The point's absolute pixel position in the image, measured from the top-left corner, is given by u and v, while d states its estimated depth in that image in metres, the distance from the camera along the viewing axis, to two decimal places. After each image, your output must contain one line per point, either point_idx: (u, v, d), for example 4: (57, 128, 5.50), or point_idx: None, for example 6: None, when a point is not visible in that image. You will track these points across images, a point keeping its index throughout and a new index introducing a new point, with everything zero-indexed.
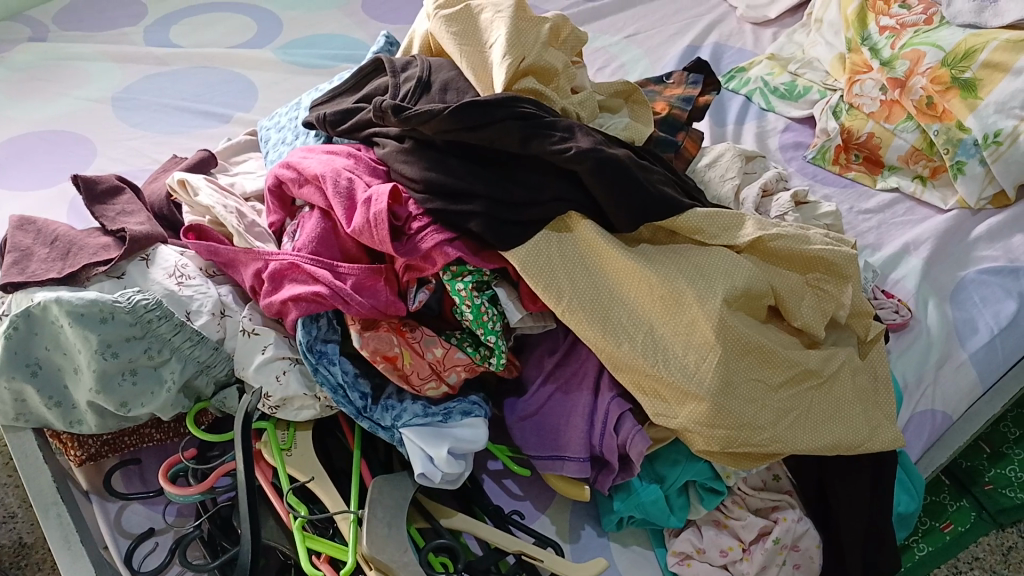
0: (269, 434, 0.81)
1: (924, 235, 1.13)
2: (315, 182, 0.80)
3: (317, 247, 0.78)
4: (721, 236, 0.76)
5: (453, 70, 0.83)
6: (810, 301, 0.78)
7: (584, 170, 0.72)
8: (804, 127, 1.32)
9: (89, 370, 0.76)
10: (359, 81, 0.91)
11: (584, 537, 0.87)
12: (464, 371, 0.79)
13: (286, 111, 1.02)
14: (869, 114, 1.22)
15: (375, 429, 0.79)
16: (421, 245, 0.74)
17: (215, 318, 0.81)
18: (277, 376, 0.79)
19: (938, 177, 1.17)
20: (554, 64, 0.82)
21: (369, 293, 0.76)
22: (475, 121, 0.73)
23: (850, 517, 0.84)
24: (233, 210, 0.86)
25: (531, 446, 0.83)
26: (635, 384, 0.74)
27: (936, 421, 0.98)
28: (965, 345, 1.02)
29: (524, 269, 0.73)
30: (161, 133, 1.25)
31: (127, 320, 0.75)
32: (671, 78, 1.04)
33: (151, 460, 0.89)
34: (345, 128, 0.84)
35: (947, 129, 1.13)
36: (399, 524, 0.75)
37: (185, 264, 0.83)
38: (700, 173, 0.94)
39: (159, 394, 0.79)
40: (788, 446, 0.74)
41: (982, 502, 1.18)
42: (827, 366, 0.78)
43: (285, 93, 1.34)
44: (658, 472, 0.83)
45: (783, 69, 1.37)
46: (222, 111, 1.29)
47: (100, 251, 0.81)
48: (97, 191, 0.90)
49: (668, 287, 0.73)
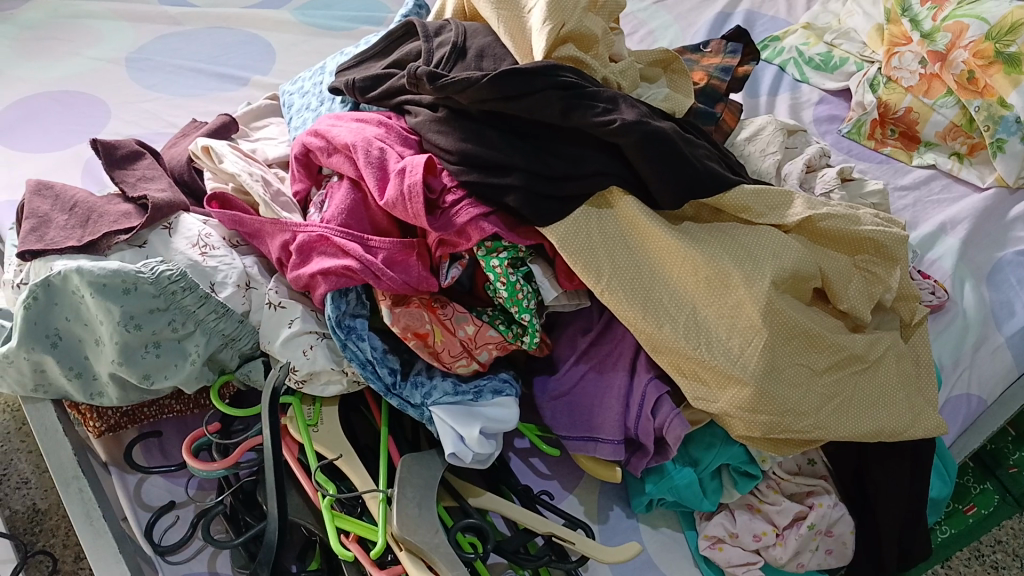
0: (295, 409, 0.79)
1: (961, 215, 1.09)
2: (345, 152, 0.77)
3: (347, 219, 0.75)
4: (770, 215, 0.73)
5: (489, 36, 0.79)
6: (857, 283, 0.75)
7: (628, 143, 0.69)
8: (838, 99, 1.28)
9: (110, 342, 0.74)
10: (388, 45, 0.88)
11: (613, 518, 0.85)
12: (495, 349, 0.77)
13: (309, 75, 0.99)
14: (907, 88, 1.18)
15: (404, 406, 0.77)
16: (456, 219, 0.71)
17: (240, 290, 0.79)
18: (304, 350, 0.77)
19: (976, 155, 1.14)
20: (595, 30, 0.78)
21: (401, 268, 0.74)
22: (514, 90, 0.70)
23: (888, 504, 0.82)
24: (258, 178, 0.82)
25: (561, 426, 0.80)
26: (675, 366, 0.72)
27: (971, 406, 0.96)
28: (1002, 328, 1.00)
29: (563, 246, 0.71)
30: (176, 95, 1.21)
31: (150, 291, 0.73)
32: (708, 47, 1.01)
33: (172, 433, 0.87)
34: (375, 95, 0.81)
35: (987, 105, 1.09)
36: (429, 505, 0.73)
37: (208, 233, 0.80)
38: (738, 147, 0.91)
39: (183, 367, 0.77)
40: (831, 433, 0.72)
41: (1006, 485, 1.13)
42: (873, 351, 0.76)
43: (303, 57, 1.30)
44: (692, 455, 0.81)
45: (818, 39, 1.33)
46: (239, 73, 1.25)
47: (120, 219, 0.79)
48: (116, 156, 0.87)
49: (713, 268, 0.70)
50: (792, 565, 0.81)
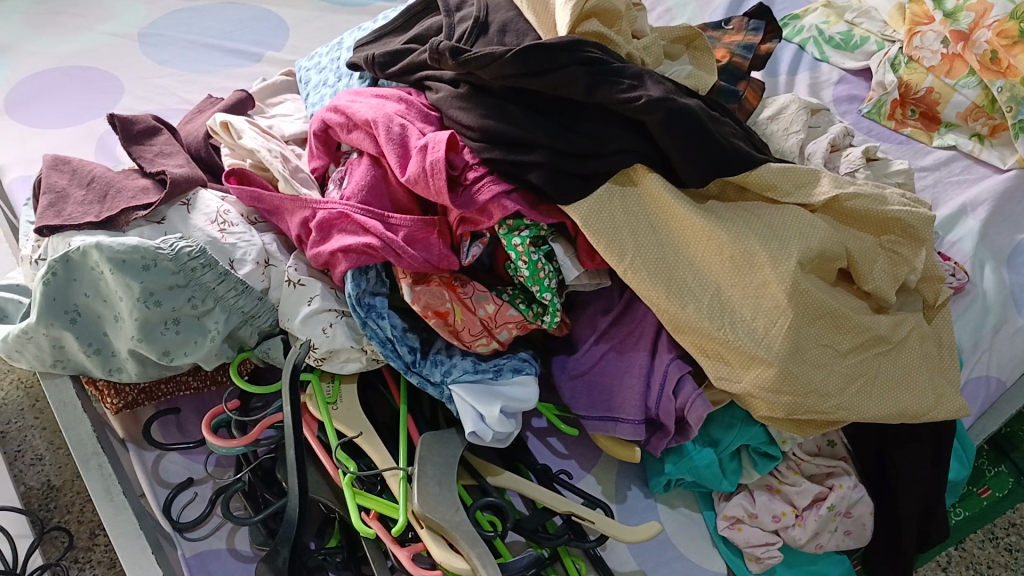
0: (314, 387, 0.78)
1: (982, 197, 1.08)
2: (365, 128, 0.76)
3: (367, 196, 0.74)
4: (796, 193, 0.72)
5: (511, 10, 0.78)
6: (882, 264, 0.75)
7: (654, 121, 0.68)
8: (858, 79, 1.27)
9: (129, 318, 0.74)
10: (408, 20, 0.87)
11: (631, 498, 0.85)
12: (515, 329, 0.76)
13: (326, 50, 0.98)
14: (929, 68, 1.16)
15: (424, 384, 0.77)
16: (478, 197, 0.71)
17: (260, 267, 0.78)
18: (323, 328, 0.77)
19: (996, 136, 1.14)
20: (619, 5, 0.77)
21: (422, 246, 0.73)
22: (538, 66, 0.69)
23: (908, 486, 0.82)
24: (277, 154, 0.82)
25: (580, 406, 0.80)
26: (697, 347, 0.71)
27: (990, 389, 0.95)
28: (1022, 311, 0.99)
29: (586, 224, 0.70)
30: (190, 71, 1.20)
31: (169, 267, 0.72)
32: (729, 24, 1.00)
33: (189, 411, 0.86)
34: (394, 70, 0.80)
35: (1010, 86, 1.08)
36: (449, 483, 0.73)
37: (227, 210, 0.80)
38: (761, 125, 0.90)
39: (203, 343, 0.77)
40: (854, 414, 0.72)
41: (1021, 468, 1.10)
42: (897, 332, 0.75)
43: (317, 33, 1.29)
44: (711, 436, 0.80)
45: (839, 18, 1.32)
46: (253, 49, 1.24)
47: (139, 195, 0.78)
48: (133, 131, 0.86)
49: (739, 247, 0.69)
50: (811, 546, 0.81)
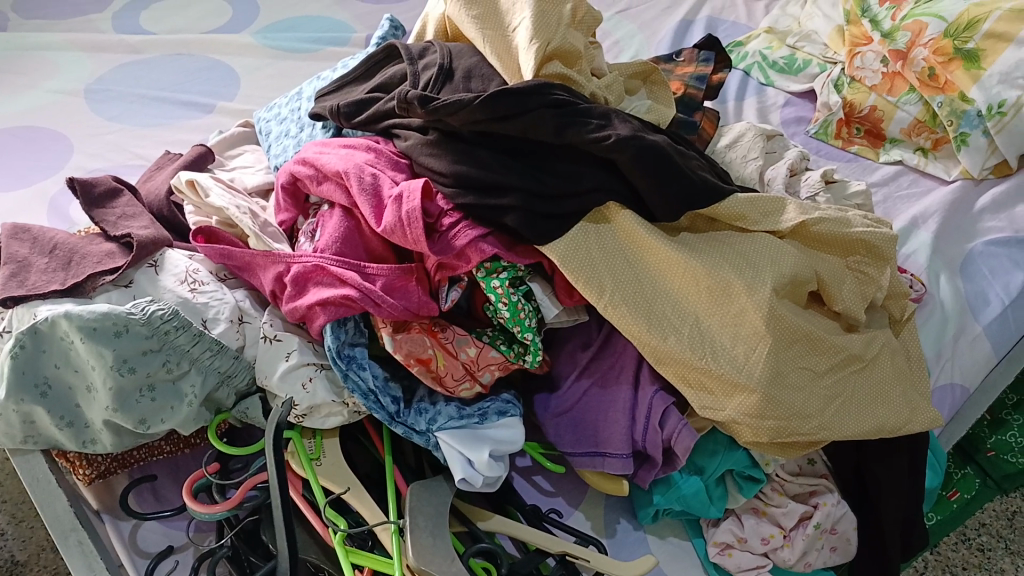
0: (296, 443, 0.77)
1: (932, 210, 1.11)
2: (336, 179, 0.76)
3: (342, 247, 0.74)
4: (764, 222, 0.74)
5: (474, 57, 0.79)
6: (851, 284, 0.77)
7: (623, 158, 0.69)
8: (804, 101, 1.31)
9: (103, 388, 0.72)
10: (369, 69, 0.87)
11: (620, 531, 0.85)
12: (497, 370, 0.76)
13: (285, 101, 0.98)
14: (870, 87, 1.21)
15: (409, 434, 0.76)
16: (455, 242, 0.71)
17: (234, 326, 0.77)
18: (303, 384, 0.76)
19: (940, 149, 1.17)
20: (577, 46, 0.78)
21: (400, 294, 0.73)
22: (507, 110, 0.70)
23: (889, 499, 0.84)
24: (246, 211, 0.81)
25: (566, 442, 0.80)
26: (679, 377, 0.72)
27: (955, 396, 0.98)
28: (979, 318, 1.02)
29: (564, 263, 0.70)
30: (140, 125, 1.19)
31: (142, 332, 0.71)
32: (680, 56, 1.03)
33: (165, 476, 0.84)
34: (361, 120, 0.80)
35: (950, 101, 1.12)
36: (442, 532, 0.72)
37: (196, 269, 0.79)
38: (720, 154, 0.92)
39: (180, 408, 0.75)
40: (835, 434, 0.73)
41: (986, 469, 1.15)
42: (869, 350, 0.77)
43: (268, 80, 1.28)
44: (696, 464, 0.81)
45: (781, 43, 1.36)
46: (204, 100, 1.23)
47: (105, 259, 0.77)
48: (94, 194, 0.84)
49: (715, 278, 0.71)
50: (800, 565, 0.82)
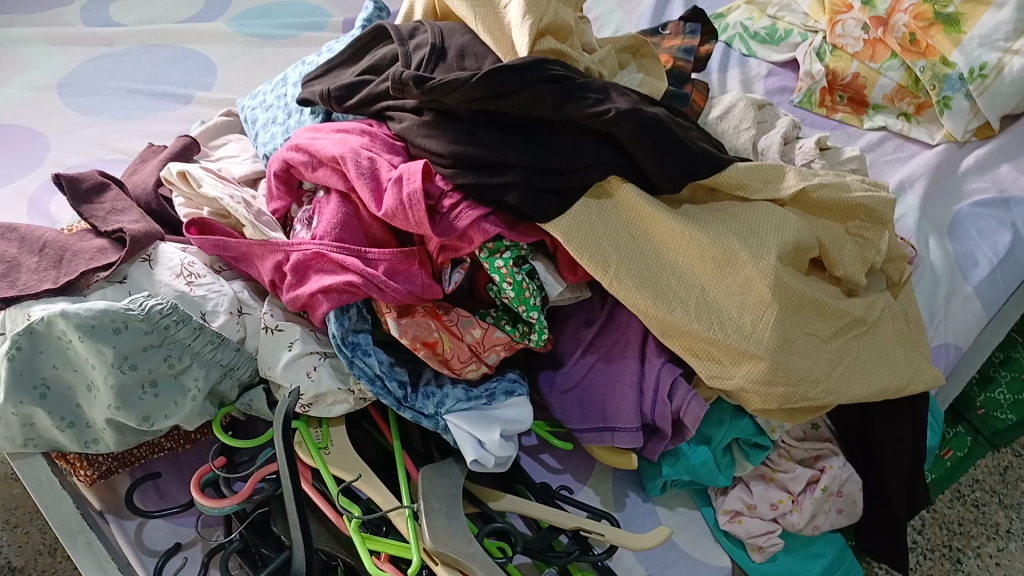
0: (303, 433, 0.76)
1: (917, 173, 1.12)
2: (332, 164, 0.74)
3: (341, 233, 0.73)
4: (764, 190, 0.74)
5: (466, 35, 0.78)
6: (851, 249, 0.77)
7: (624, 132, 0.69)
8: (786, 71, 1.31)
9: (105, 386, 0.70)
10: (357, 50, 0.86)
11: (629, 505, 0.85)
12: (503, 350, 0.76)
13: (270, 87, 0.96)
14: (852, 55, 1.21)
15: (418, 418, 0.75)
16: (457, 223, 0.70)
17: (233, 317, 0.76)
18: (308, 372, 0.75)
19: (922, 113, 1.18)
20: (569, 20, 0.78)
21: (403, 277, 0.72)
22: (504, 87, 0.69)
23: (892, 460, 0.85)
24: (240, 200, 0.79)
25: (573, 419, 0.80)
26: (686, 349, 0.72)
27: (950, 356, 0.99)
28: (969, 278, 1.02)
29: (567, 240, 0.70)
30: (117, 119, 1.16)
31: (142, 328, 0.69)
32: (666, 29, 1.03)
33: (170, 473, 0.82)
34: (352, 103, 0.79)
35: (932, 65, 1.13)
36: (457, 514, 0.71)
37: (191, 262, 0.77)
38: (712, 125, 0.92)
39: (183, 403, 0.74)
40: (842, 397, 0.74)
41: (977, 427, 1.17)
42: (871, 313, 0.78)
43: (245, 68, 1.25)
44: (703, 433, 0.81)
45: (762, 13, 1.36)
46: (181, 91, 1.20)
47: (97, 255, 0.75)
48: (82, 190, 0.82)
49: (719, 247, 0.71)
50: (809, 529, 0.82)
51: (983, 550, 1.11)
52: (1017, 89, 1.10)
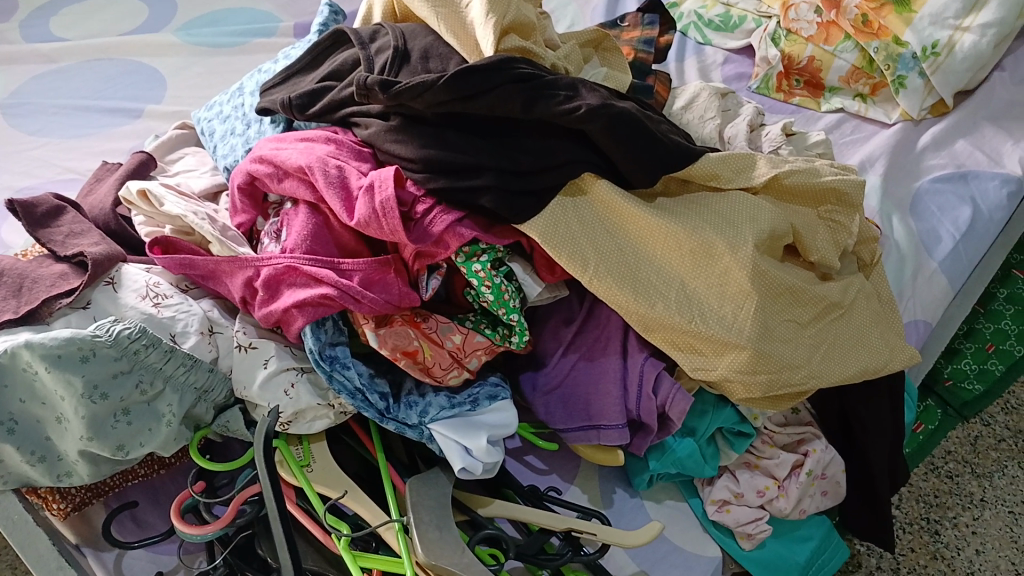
0: (284, 452, 0.74)
1: (878, 152, 1.13)
2: (299, 175, 0.73)
3: (312, 245, 0.71)
4: (737, 179, 0.74)
5: (429, 36, 0.76)
6: (824, 233, 0.78)
7: (596, 128, 0.68)
8: (742, 58, 1.32)
9: (75, 418, 0.68)
10: (316, 56, 0.84)
11: (617, 501, 0.85)
12: (484, 355, 0.75)
13: (226, 98, 0.94)
14: (807, 38, 1.22)
15: (402, 429, 0.74)
16: (432, 229, 0.69)
17: (205, 337, 0.74)
18: (286, 390, 0.73)
19: (878, 94, 1.19)
20: (532, 17, 0.77)
21: (380, 287, 0.71)
22: (472, 89, 0.68)
23: (874, 440, 0.86)
24: (204, 216, 0.77)
25: (558, 419, 0.80)
26: (669, 342, 0.72)
27: (920, 332, 1.00)
28: (934, 255, 1.04)
29: (545, 240, 0.69)
30: (66, 137, 1.12)
31: (111, 354, 0.67)
32: (625, 21, 1.02)
33: (147, 501, 0.80)
34: (316, 111, 0.77)
35: (885, 45, 1.14)
36: (448, 524, 0.70)
37: (156, 282, 0.75)
38: (677, 116, 0.92)
39: (159, 429, 0.71)
40: (824, 381, 0.74)
41: (946, 399, 1.18)
42: (847, 296, 0.78)
43: (196, 78, 1.22)
44: (688, 425, 0.81)
45: (715, 1, 1.36)
46: (131, 105, 1.16)
47: (58, 282, 0.72)
48: (37, 215, 0.79)
49: (697, 240, 0.71)
50: (796, 513, 0.83)
51: (959, 521, 1.13)
52: (968, 66, 1.12)
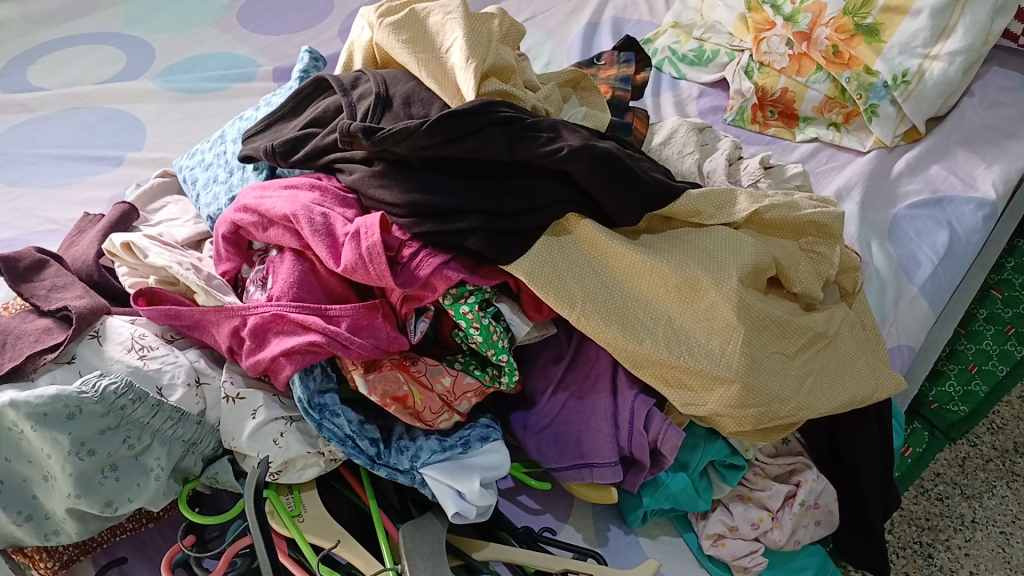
0: (274, 502, 0.74)
1: (854, 179, 1.14)
2: (284, 223, 0.73)
3: (299, 292, 0.71)
4: (718, 215, 0.75)
5: (410, 81, 0.77)
6: (806, 264, 0.79)
7: (579, 168, 0.69)
8: (717, 90, 1.34)
9: (63, 475, 0.67)
10: (297, 104, 0.84)
11: (612, 538, 0.85)
12: (474, 396, 0.74)
13: (208, 146, 0.94)
14: (780, 70, 1.24)
15: (394, 475, 0.73)
16: (419, 272, 0.69)
17: (192, 389, 0.73)
18: (275, 440, 0.72)
19: (851, 122, 1.21)
20: (511, 60, 0.78)
21: (368, 332, 0.71)
22: (455, 133, 0.69)
23: (865, 466, 0.86)
24: (189, 266, 0.77)
25: (550, 458, 0.80)
26: (659, 378, 0.72)
27: (904, 357, 1.01)
28: (913, 279, 1.05)
29: (532, 280, 0.70)
30: (45, 187, 1.11)
31: (98, 411, 0.66)
32: (601, 60, 1.04)
33: (136, 556, 0.79)
34: (299, 158, 0.77)
35: (856, 75, 1.17)
36: (443, 571, 0.69)
37: (141, 334, 0.74)
38: (656, 151, 0.93)
39: (147, 484, 0.70)
40: (813, 412, 0.75)
41: (932, 421, 1.18)
42: (831, 326, 0.79)
43: (175, 124, 1.22)
44: (680, 459, 0.81)
45: (688, 36, 1.39)
46: (110, 153, 1.16)
47: (42, 336, 0.71)
48: (20, 269, 0.79)
49: (682, 275, 0.71)
50: (791, 544, 0.83)
51: (951, 543, 1.12)
52: (938, 92, 1.14)
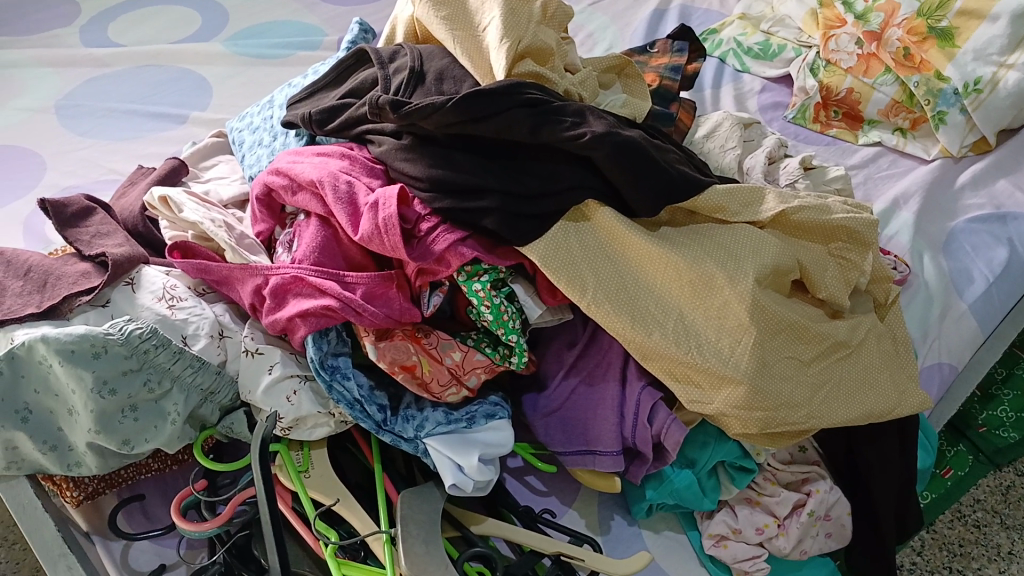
0: (284, 457, 0.76)
1: (912, 188, 1.10)
2: (311, 188, 0.75)
3: (319, 257, 0.73)
4: (743, 213, 0.74)
5: (445, 58, 0.78)
6: (833, 270, 0.77)
7: (600, 155, 0.69)
8: (780, 86, 1.31)
9: (85, 410, 0.71)
10: (340, 74, 0.86)
11: (615, 528, 0.85)
12: (483, 373, 0.76)
13: (257, 109, 0.97)
14: (846, 69, 1.21)
15: (397, 442, 0.75)
16: (434, 247, 0.70)
17: (214, 340, 0.76)
18: (287, 397, 0.75)
19: (918, 128, 1.17)
20: (549, 43, 0.77)
21: (382, 301, 0.72)
22: (479, 112, 0.69)
23: (881, 481, 0.83)
24: (222, 224, 0.80)
25: (557, 442, 0.80)
26: (667, 372, 0.72)
27: (943, 375, 0.96)
28: (964, 295, 1.01)
29: (545, 264, 0.70)
30: (112, 140, 1.17)
31: (121, 352, 0.70)
32: (654, 48, 1.03)
33: (154, 495, 0.83)
34: (333, 126, 0.79)
35: (925, 80, 1.12)
36: (435, 540, 0.71)
37: (173, 285, 0.78)
38: (698, 144, 0.92)
39: (164, 427, 0.74)
40: (824, 421, 0.73)
41: (978, 445, 1.14)
42: (855, 335, 0.77)
43: (239, 88, 1.26)
44: (688, 457, 0.80)
45: (755, 29, 1.36)
46: (177, 111, 1.21)
47: (80, 279, 0.75)
48: (67, 215, 0.83)
49: (697, 271, 0.70)
50: (796, 553, 0.82)
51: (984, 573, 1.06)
52: (1010, 103, 1.09)
